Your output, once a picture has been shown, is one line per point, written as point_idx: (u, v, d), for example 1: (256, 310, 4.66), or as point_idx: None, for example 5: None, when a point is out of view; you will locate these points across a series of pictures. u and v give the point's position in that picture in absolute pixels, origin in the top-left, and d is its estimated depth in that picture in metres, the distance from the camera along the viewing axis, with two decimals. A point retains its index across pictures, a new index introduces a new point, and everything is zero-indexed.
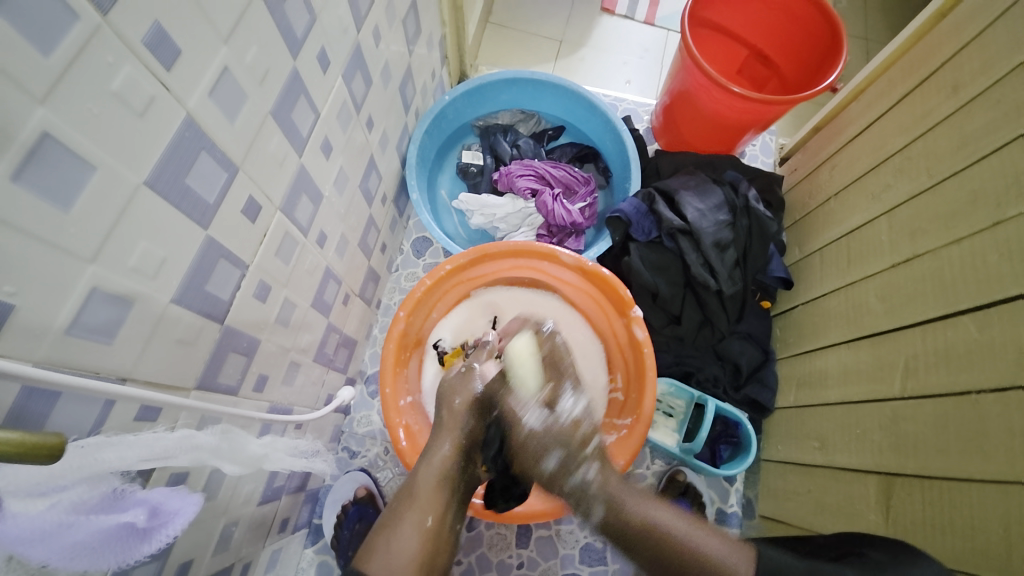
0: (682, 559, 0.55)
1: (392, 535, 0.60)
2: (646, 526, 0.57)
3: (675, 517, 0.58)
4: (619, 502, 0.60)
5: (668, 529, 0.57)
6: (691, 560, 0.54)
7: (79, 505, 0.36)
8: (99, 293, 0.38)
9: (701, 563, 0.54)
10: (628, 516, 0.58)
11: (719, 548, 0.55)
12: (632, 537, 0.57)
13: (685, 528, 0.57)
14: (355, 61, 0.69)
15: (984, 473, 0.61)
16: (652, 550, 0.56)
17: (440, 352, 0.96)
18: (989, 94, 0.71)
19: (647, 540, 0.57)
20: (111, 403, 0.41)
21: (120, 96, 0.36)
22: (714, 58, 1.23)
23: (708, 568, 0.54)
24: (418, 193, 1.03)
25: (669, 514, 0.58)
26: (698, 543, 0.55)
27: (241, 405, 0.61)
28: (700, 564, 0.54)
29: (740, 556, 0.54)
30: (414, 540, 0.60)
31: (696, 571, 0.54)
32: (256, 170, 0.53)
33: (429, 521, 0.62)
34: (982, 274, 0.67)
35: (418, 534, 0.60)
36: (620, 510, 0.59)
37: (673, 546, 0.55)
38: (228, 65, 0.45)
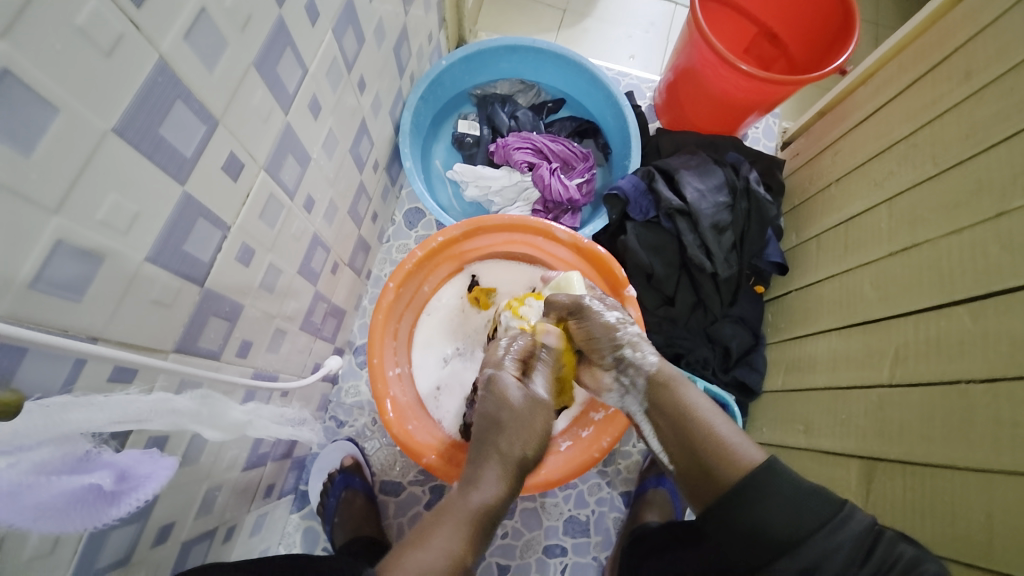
0: (704, 438, 0.63)
1: (422, 550, 0.59)
2: (680, 392, 0.68)
3: (700, 399, 0.67)
4: (665, 374, 0.70)
5: (692, 401, 0.66)
6: (713, 443, 0.62)
7: (43, 466, 0.35)
8: (66, 246, 0.36)
9: (720, 449, 0.61)
10: (671, 394, 0.68)
11: (731, 434, 0.62)
12: (670, 395, 0.68)
13: (711, 412, 0.65)
14: (347, 15, 0.65)
15: (968, 461, 0.62)
16: (681, 413, 0.66)
17: (473, 284, 0.98)
18: (1002, 81, 0.69)
19: (682, 403, 0.66)
20: (82, 361, 0.40)
21: (85, 33, 0.33)
22: (721, 34, 1.19)
23: (720, 457, 0.60)
24: (411, 161, 1.00)
25: (704, 404, 0.66)
26: (718, 433, 0.62)
27: (223, 370, 0.60)
28: (717, 440, 0.62)
29: (751, 449, 0.60)
30: (443, 562, 0.59)
31: (712, 454, 0.61)
32: (238, 125, 0.50)
33: (469, 560, 0.61)
34: (982, 265, 0.66)
35: (445, 559, 0.59)
36: (668, 379, 0.69)
37: (695, 415, 0.65)
38: (206, 8, 0.42)
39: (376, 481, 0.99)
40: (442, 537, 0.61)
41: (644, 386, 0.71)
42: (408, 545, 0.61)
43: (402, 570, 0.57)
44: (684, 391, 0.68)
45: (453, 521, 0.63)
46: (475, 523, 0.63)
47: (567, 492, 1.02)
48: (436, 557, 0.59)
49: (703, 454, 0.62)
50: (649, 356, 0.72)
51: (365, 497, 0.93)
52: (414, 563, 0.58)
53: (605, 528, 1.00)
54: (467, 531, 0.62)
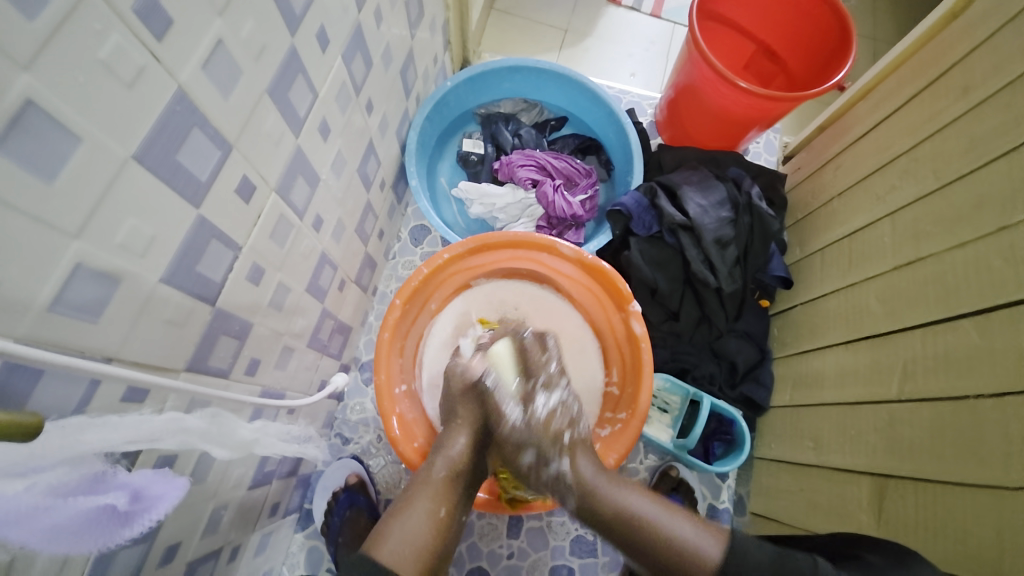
0: (647, 540, 0.61)
1: (405, 518, 0.63)
2: (610, 498, 0.65)
3: (647, 504, 0.64)
4: (587, 485, 0.66)
5: (640, 511, 0.63)
6: (662, 546, 0.60)
7: (58, 488, 0.35)
8: (85, 269, 0.37)
9: (666, 548, 0.60)
10: (602, 503, 0.65)
11: (687, 530, 0.61)
12: (598, 508, 0.65)
13: (652, 510, 0.63)
14: (356, 41, 0.68)
15: (979, 478, 0.61)
16: (624, 531, 0.62)
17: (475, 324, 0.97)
18: (1001, 96, 0.70)
19: (614, 517, 0.63)
20: (95, 383, 0.40)
21: (106, 64, 0.35)
22: (721, 52, 1.21)
23: (672, 555, 0.59)
24: (417, 180, 1.01)
25: (643, 501, 0.64)
26: (676, 532, 0.61)
27: (232, 389, 0.60)
28: (670, 545, 0.60)
29: (709, 540, 0.59)
30: (426, 525, 0.63)
31: (661, 557, 0.60)
32: (251, 149, 0.51)
33: (443, 512, 0.65)
34: (986, 279, 0.66)
35: (428, 520, 0.63)
36: (591, 492, 0.66)
37: (640, 526, 0.62)
38: (223, 39, 0.43)
39: (381, 499, 0.98)
40: (421, 497, 0.65)
41: (576, 499, 0.67)
42: (390, 513, 0.64)
43: (386, 535, 0.61)
44: (631, 500, 0.64)
45: (432, 484, 0.67)
46: (449, 481, 0.68)
47: None
48: (416, 522, 0.63)
49: (658, 559, 0.60)
50: (561, 466, 0.68)
51: (370, 516, 0.92)
52: (396, 526, 0.62)
53: (613, 547, 0.99)
54: (438, 495, 0.66)
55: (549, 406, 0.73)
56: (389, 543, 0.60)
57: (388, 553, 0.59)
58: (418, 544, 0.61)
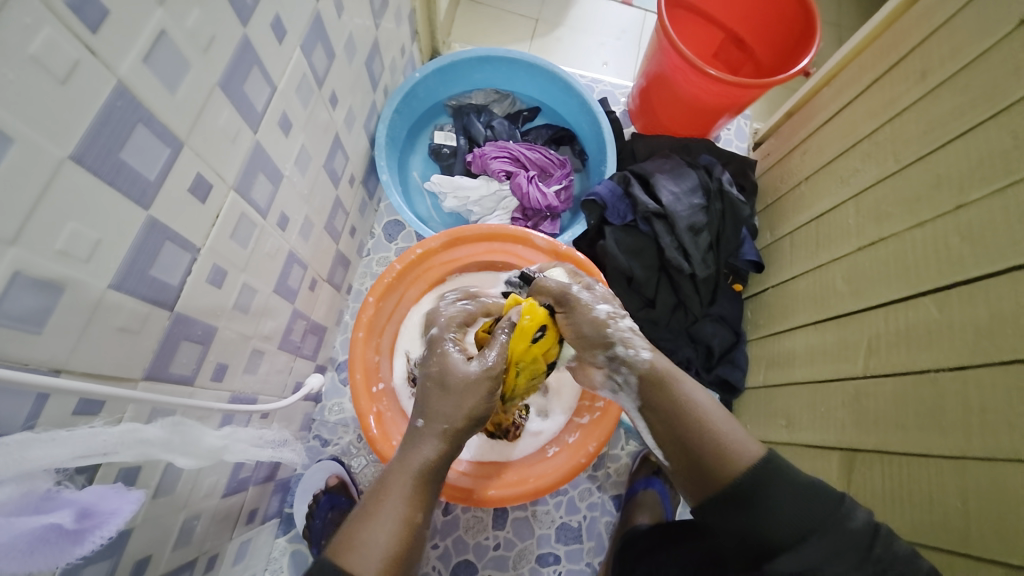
0: (701, 433, 0.59)
1: (371, 526, 0.56)
2: (676, 392, 0.63)
3: (701, 395, 0.63)
4: (659, 371, 0.65)
5: (694, 401, 0.62)
6: (705, 437, 0.59)
7: (3, 507, 0.34)
8: (24, 278, 0.35)
9: (716, 442, 0.58)
10: (671, 391, 0.63)
11: (728, 432, 0.59)
12: (667, 395, 0.63)
13: (713, 411, 0.61)
14: (315, 31, 0.65)
15: (941, 448, 0.64)
16: (676, 414, 0.61)
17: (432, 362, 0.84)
18: (956, 79, 0.72)
19: (675, 407, 0.62)
20: (44, 397, 0.38)
21: (38, 60, 0.33)
22: (690, 40, 1.21)
23: (724, 454, 0.57)
24: (388, 174, 0.99)
25: (700, 393, 0.63)
26: (718, 426, 0.59)
27: (198, 396, 0.58)
28: (713, 445, 0.58)
29: (753, 444, 0.58)
30: (392, 538, 0.56)
31: (707, 449, 0.58)
32: (204, 145, 0.49)
33: (417, 516, 0.58)
34: (944, 256, 0.68)
35: (394, 530, 0.56)
36: (666, 378, 0.64)
37: (701, 418, 0.60)
38: (166, 30, 0.41)
39: None
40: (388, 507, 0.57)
41: (638, 384, 0.66)
42: (357, 519, 0.57)
43: (355, 546, 0.54)
44: (683, 389, 0.63)
45: (401, 489, 0.59)
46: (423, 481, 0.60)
47: (558, 499, 1.02)
48: (384, 532, 0.56)
49: (699, 449, 0.58)
50: (640, 356, 0.66)
51: None
52: (367, 534, 0.55)
53: (597, 533, 1.00)
54: (413, 498, 0.59)
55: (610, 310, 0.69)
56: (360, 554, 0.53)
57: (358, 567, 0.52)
58: (382, 559, 0.54)
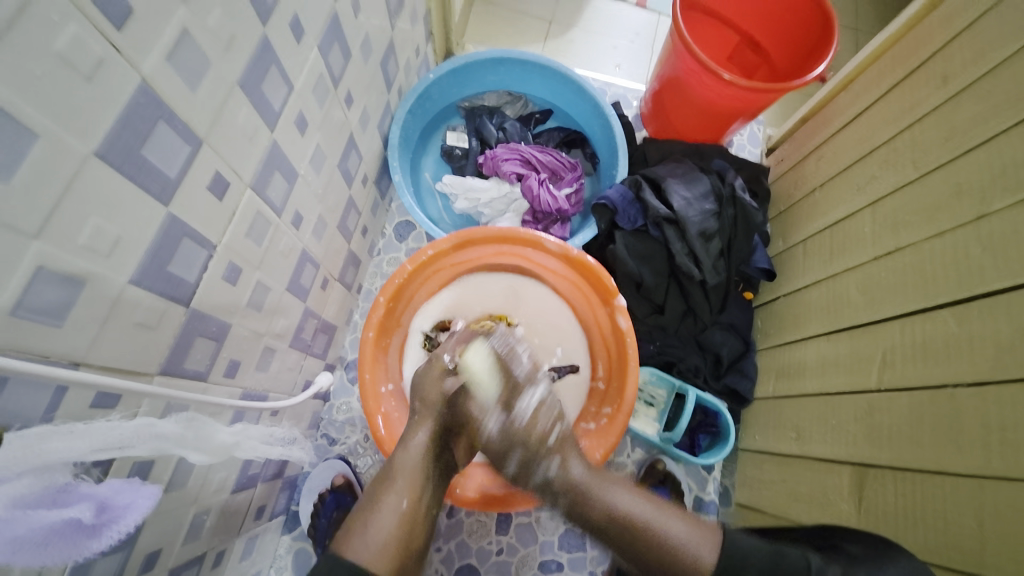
0: (649, 547, 0.57)
1: (370, 517, 0.59)
2: (615, 509, 0.59)
3: (630, 501, 0.60)
4: (583, 486, 0.62)
5: (630, 515, 0.59)
6: (651, 545, 0.57)
7: (21, 500, 0.34)
8: (47, 272, 0.36)
9: (669, 548, 0.56)
10: (591, 504, 0.61)
11: (680, 533, 0.56)
12: (586, 506, 0.61)
13: (648, 512, 0.59)
14: (333, 32, 0.66)
15: (957, 466, 0.62)
16: (624, 534, 0.58)
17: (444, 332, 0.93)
18: (979, 86, 0.71)
19: (602, 524, 0.59)
20: (63, 389, 0.39)
21: (64, 57, 0.33)
22: (705, 44, 1.21)
23: (676, 562, 0.55)
24: (400, 175, 1.00)
25: (657, 515, 0.59)
26: (664, 530, 0.57)
27: (211, 392, 0.59)
28: (670, 551, 0.55)
29: (704, 543, 0.55)
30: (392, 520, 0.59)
31: (655, 564, 0.56)
32: (223, 144, 0.50)
33: (406, 504, 0.61)
34: (964, 267, 0.67)
35: (395, 515, 0.60)
36: (582, 489, 0.62)
37: (641, 535, 0.57)
38: (189, 29, 0.42)
39: None
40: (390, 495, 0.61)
41: (566, 507, 0.63)
42: (360, 510, 0.61)
43: (354, 532, 0.58)
44: (611, 498, 0.60)
45: (403, 477, 0.64)
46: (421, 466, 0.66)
47: None
48: (382, 514, 0.59)
49: (653, 557, 0.56)
50: (550, 467, 0.64)
51: None
52: (365, 521, 0.59)
53: None
54: (404, 485, 0.63)
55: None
56: (358, 539, 0.57)
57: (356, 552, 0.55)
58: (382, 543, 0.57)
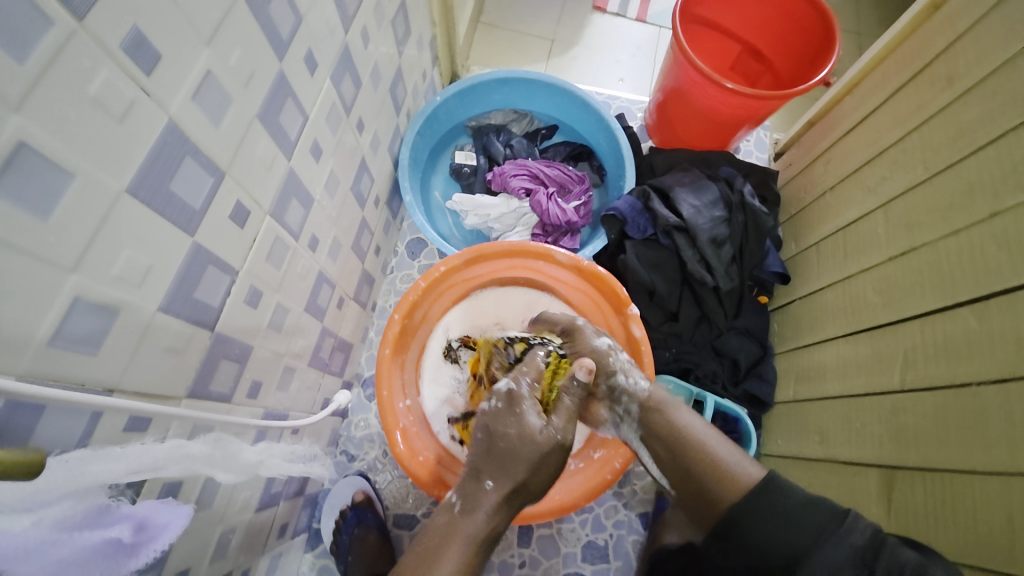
0: (698, 458, 0.65)
1: (431, 575, 0.57)
2: (671, 416, 0.70)
3: (693, 420, 0.70)
4: (657, 399, 0.72)
5: (690, 427, 0.69)
6: (702, 453, 0.65)
7: (65, 522, 0.35)
8: (83, 302, 0.38)
9: (712, 466, 0.64)
10: (663, 426, 0.70)
11: (729, 454, 0.64)
12: (659, 419, 0.71)
13: (708, 435, 0.68)
14: (344, 63, 0.69)
15: (985, 464, 0.61)
16: (676, 440, 0.68)
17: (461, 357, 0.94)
18: (985, 84, 0.71)
19: (672, 432, 0.69)
20: (97, 415, 0.41)
21: (97, 100, 0.35)
22: (706, 54, 1.22)
23: (719, 472, 0.63)
24: (411, 195, 1.02)
25: (692, 416, 0.70)
26: (716, 448, 0.65)
27: (235, 412, 0.61)
28: (710, 463, 0.64)
29: (749, 466, 0.63)
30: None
31: (708, 475, 0.63)
32: (244, 174, 0.52)
33: (471, 570, 0.59)
34: (981, 265, 0.66)
35: (453, 574, 0.57)
36: (658, 403, 0.72)
37: (698, 442, 0.67)
38: (211, 69, 0.44)
39: (389, 515, 0.98)
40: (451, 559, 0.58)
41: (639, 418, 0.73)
42: (415, 552, 0.60)
43: None
44: (676, 414, 0.70)
45: (457, 545, 0.60)
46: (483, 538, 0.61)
47: (583, 517, 1.01)
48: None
49: (701, 471, 0.64)
50: (637, 387, 0.74)
51: (378, 532, 0.92)
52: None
53: (624, 552, 0.98)
54: (465, 549, 0.60)
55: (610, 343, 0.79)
56: None
57: None
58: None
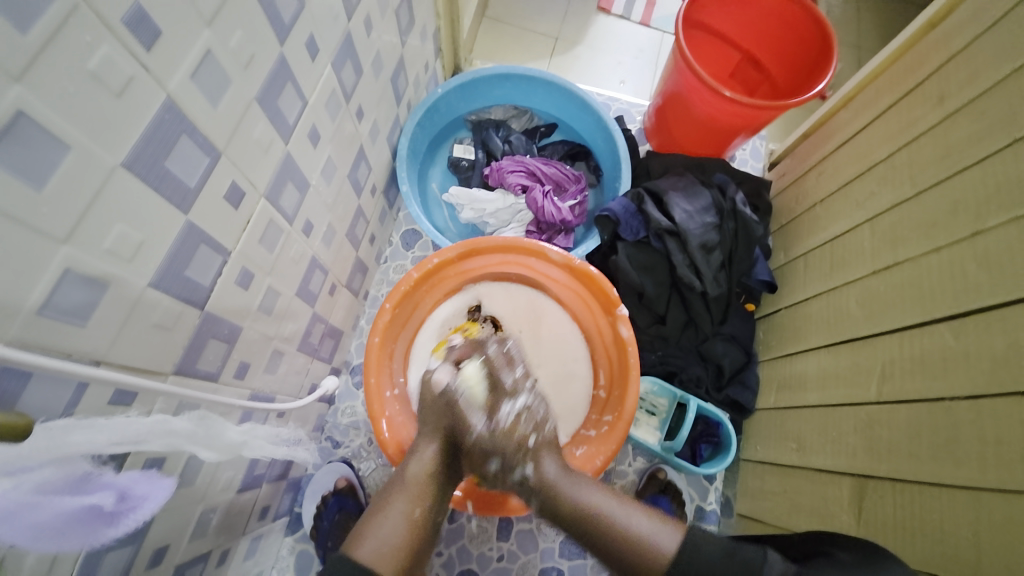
0: (609, 535, 0.60)
1: (382, 518, 0.61)
2: (569, 499, 0.64)
3: (602, 497, 0.64)
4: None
5: (605, 509, 0.62)
6: (618, 538, 0.60)
7: (45, 486, 0.36)
8: (73, 274, 0.38)
9: (621, 537, 0.60)
10: (561, 498, 0.65)
11: (646, 525, 0.60)
12: (558, 505, 0.64)
13: (619, 510, 0.62)
14: (346, 50, 0.69)
15: (954, 477, 0.63)
16: (587, 529, 0.62)
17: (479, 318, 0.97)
18: (974, 106, 0.72)
19: (570, 515, 0.63)
20: (83, 385, 0.41)
21: (96, 75, 0.36)
22: (707, 61, 1.23)
23: (634, 548, 0.58)
24: (408, 185, 1.03)
25: (608, 501, 0.63)
26: (635, 527, 0.60)
27: (221, 392, 0.61)
28: (627, 546, 0.59)
29: (664, 534, 0.59)
30: (403, 527, 0.61)
31: (628, 558, 0.58)
32: (240, 156, 0.53)
33: (419, 511, 0.63)
34: (961, 283, 0.68)
35: (404, 521, 0.61)
36: (552, 488, 0.66)
37: (604, 527, 0.61)
38: (211, 49, 0.44)
39: None
40: (397, 500, 0.63)
41: (534, 497, 0.67)
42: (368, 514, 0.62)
43: (363, 538, 0.59)
44: (578, 494, 0.64)
45: (407, 487, 0.65)
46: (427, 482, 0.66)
47: None
48: (393, 522, 0.61)
49: (624, 561, 0.59)
50: (525, 468, 0.67)
51: (359, 519, 0.92)
52: (374, 526, 0.60)
53: None
54: (415, 495, 0.64)
55: (517, 376, 0.75)
56: (368, 544, 0.58)
57: (364, 554, 0.57)
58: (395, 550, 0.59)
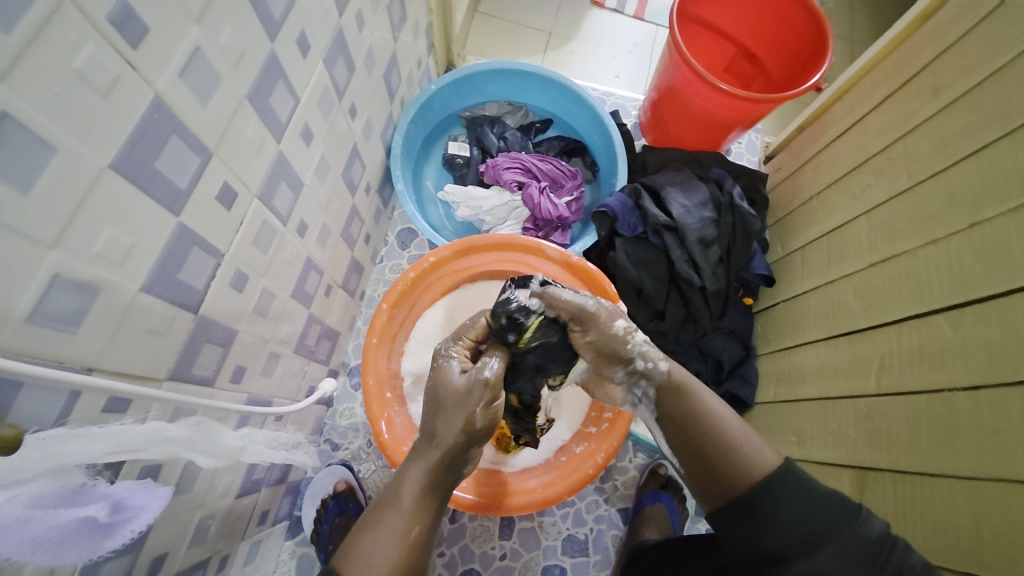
0: (717, 440, 0.59)
1: (373, 539, 0.56)
2: (692, 398, 0.63)
3: (716, 403, 0.62)
4: (677, 380, 0.64)
5: (709, 409, 0.62)
6: (726, 442, 0.58)
7: (39, 500, 0.35)
8: (63, 280, 0.37)
9: (731, 448, 0.58)
10: (685, 399, 0.63)
11: (748, 439, 0.58)
12: (680, 402, 0.63)
13: (731, 419, 0.61)
14: (338, 46, 0.68)
15: (954, 467, 0.63)
16: (692, 422, 0.61)
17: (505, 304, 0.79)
18: (968, 98, 0.72)
19: (690, 414, 0.62)
20: (76, 394, 0.40)
21: (82, 75, 0.34)
22: (701, 55, 1.23)
23: (737, 459, 0.57)
24: (403, 183, 1.01)
25: (714, 400, 0.63)
26: (738, 437, 0.59)
27: (218, 397, 0.60)
28: (730, 449, 0.58)
29: (764, 451, 0.57)
30: (395, 550, 0.56)
31: (724, 458, 0.58)
32: (231, 155, 0.51)
33: (415, 531, 0.58)
34: (957, 274, 0.68)
35: (397, 543, 0.56)
36: (680, 386, 0.64)
37: (716, 425, 0.60)
38: (201, 46, 0.43)
39: None
40: (391, 522, 0.57)
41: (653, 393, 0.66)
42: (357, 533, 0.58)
43: (353, 558, 0.55)
44: (700, 398, 0.62)
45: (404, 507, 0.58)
46: (422, 497, 0.59)
47: (565, 510, 1.02)
48: (384, 544, 0.56)
49: (719, 464, 0.58)
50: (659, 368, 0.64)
51: None
52: (363, 548, 0.56)
53: (604, 546, 1.00)
54: (409, 515, 0.58)
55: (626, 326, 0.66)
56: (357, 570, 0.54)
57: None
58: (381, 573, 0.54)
